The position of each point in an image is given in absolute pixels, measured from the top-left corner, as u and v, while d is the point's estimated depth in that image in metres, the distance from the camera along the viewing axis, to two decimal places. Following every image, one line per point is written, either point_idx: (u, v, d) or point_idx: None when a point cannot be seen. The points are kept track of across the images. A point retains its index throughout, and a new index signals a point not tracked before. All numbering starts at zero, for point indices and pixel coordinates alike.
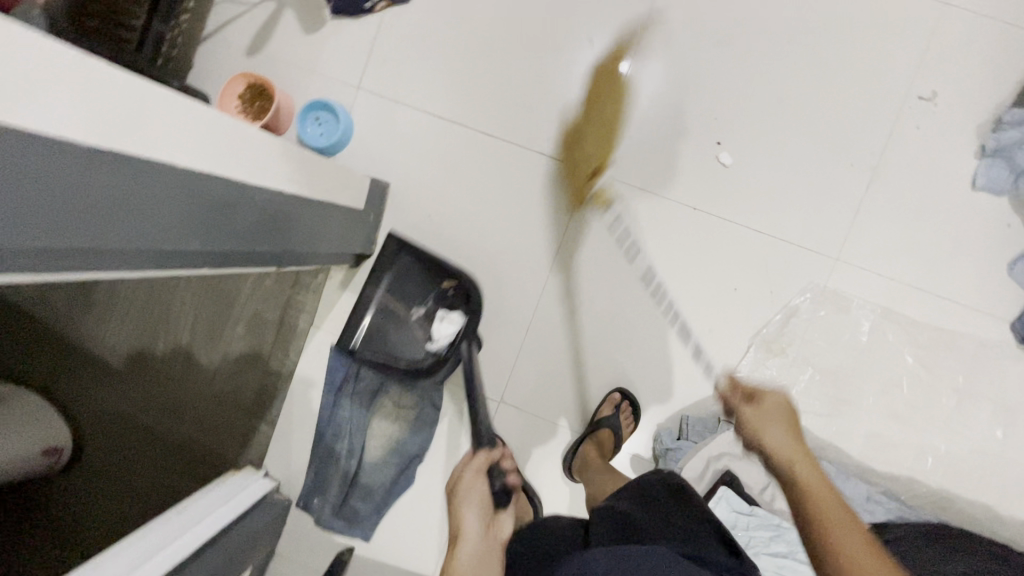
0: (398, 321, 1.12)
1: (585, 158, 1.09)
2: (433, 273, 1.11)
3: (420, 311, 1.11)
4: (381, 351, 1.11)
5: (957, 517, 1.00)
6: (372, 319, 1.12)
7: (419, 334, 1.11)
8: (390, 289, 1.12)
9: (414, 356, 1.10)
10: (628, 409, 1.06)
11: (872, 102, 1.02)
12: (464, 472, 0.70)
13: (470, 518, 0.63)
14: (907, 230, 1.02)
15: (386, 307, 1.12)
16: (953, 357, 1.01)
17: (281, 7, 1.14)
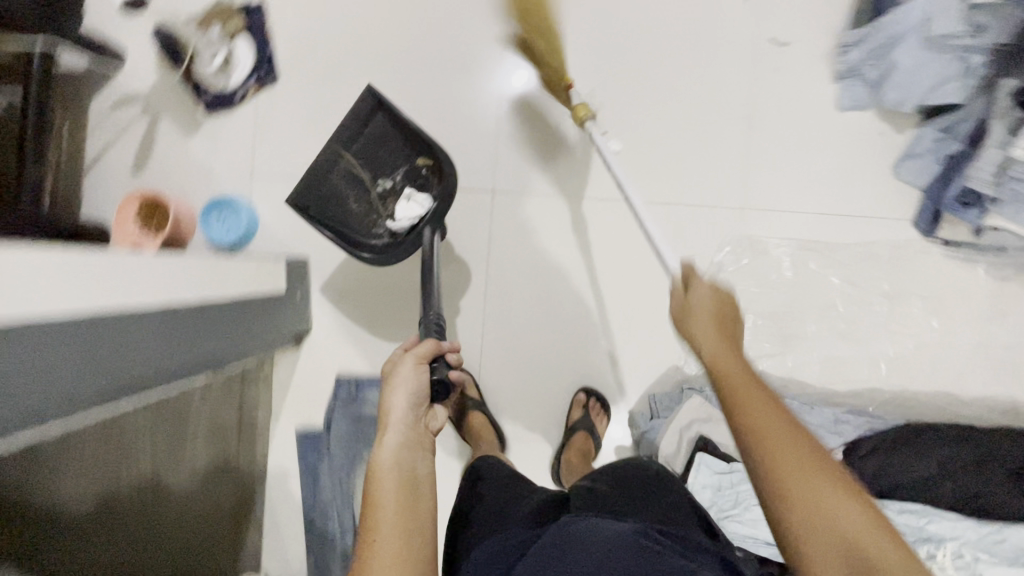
0: (361, 189, 1.02)
1: (487, 180, 1.11)
2: (409, 151, 1.03)
3: (386, 185, 1.03)
4: (334, 216, 1.00)
5: (925, 413, 1.05)
6: (331, 178, 1.02)
7: (381, 210, 1.03)
8: (360, 150, 1.02)
9: (369, 231, 1.02)
10: (597, 404, 1.08)
11: (730, 57, 1.08)
12: (405, 361, 0.69)
13: (399, 400, 0.66)
14: (796, 163, 1.07)
15: (349, 170, 1.02)
16: (873, 266, 1.06)
17: (155, 119, 1.14)
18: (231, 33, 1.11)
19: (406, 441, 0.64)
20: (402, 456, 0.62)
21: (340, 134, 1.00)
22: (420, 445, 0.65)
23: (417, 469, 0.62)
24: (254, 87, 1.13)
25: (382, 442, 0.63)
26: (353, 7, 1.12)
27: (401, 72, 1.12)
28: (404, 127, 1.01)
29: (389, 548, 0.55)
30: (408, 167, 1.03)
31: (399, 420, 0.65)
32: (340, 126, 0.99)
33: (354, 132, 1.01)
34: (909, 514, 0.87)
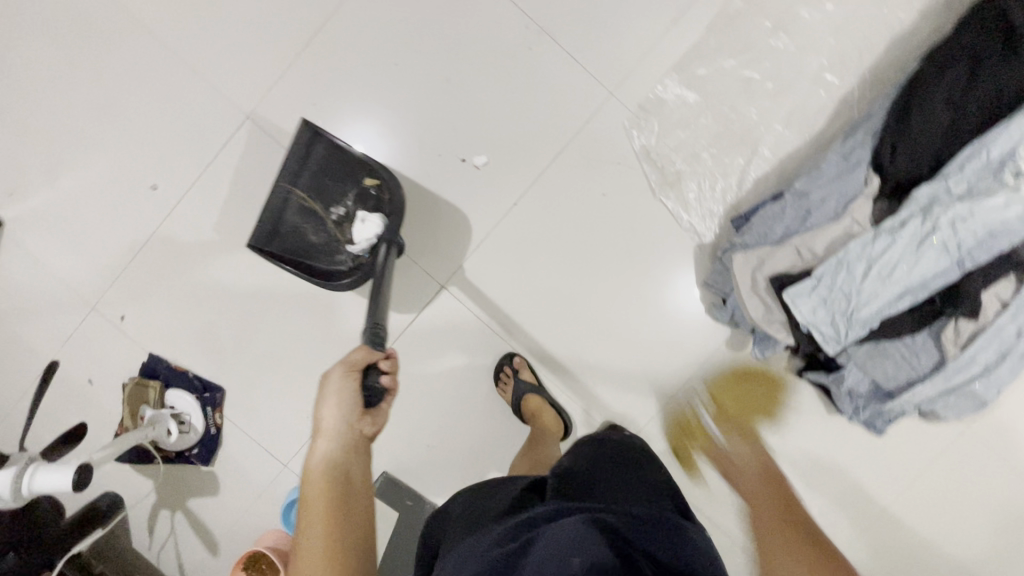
0: (316, 219, 1.03)
1: (429, 283, 1.11)
2: (353, 175, 1.03)
3: (341, 213, 1.04)
4: (298, 252, 1.03)
5: (892, 74, 1.03)
6: (288, 216, 1.03)
7: (341, 237, 1.04)
8: (307, 183, 1.02)
9: (334, 259, 1.05)
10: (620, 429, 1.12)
11: (481, 7, 1.04)
12: (336, 369, 0.75)
13: (328, 409, 0.72)
14: (610, 19, 1.04)
15: (302, 204, 1.03)
16: (743, 21, 1.03)
17: (184, 508, 1.15)
18: (159, 399, 1.11)
19: (338, 444, 0.71)
20: (332, 457, 0.70)
21: (286, 169, 1.00)
22: (349, 447, 0.71)
23: (347, 467, 0.70)
24: (216, 412, 1.12)
25: (315, 450, 0.71)
26: (210, 285, 1.10)
27: (292, 286, 1.11)
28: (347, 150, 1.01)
29: (317, 532, 0.64)
30: (358, 191, 1.04)
31: (331, 429, 0.71)
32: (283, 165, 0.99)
33: (299, 164, 1.01)
34: (974, 161, 0.85)
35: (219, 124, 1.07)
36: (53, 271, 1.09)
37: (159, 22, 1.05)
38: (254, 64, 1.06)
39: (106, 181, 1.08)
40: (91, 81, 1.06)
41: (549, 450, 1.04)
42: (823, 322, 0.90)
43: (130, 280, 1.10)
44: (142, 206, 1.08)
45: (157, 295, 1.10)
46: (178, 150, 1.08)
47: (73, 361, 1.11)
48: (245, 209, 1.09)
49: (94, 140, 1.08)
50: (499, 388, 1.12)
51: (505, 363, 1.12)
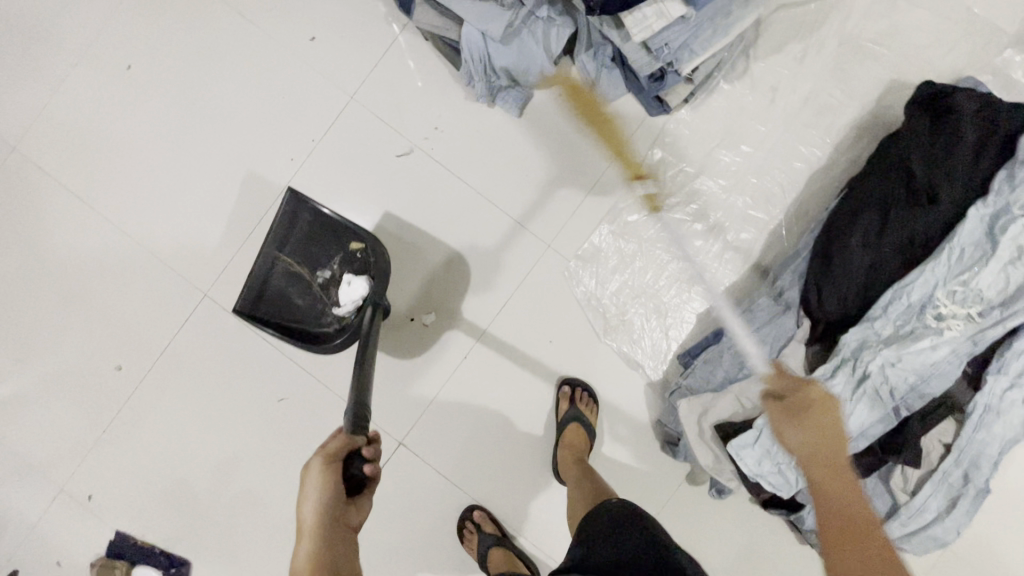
0: (303, 285, 1.06)
1: (389, 440, 1.13)
2: (338, 239, 1.05)
3: (328, 276, 1.06)
4: (284, 315, 1.05)
5: (815, 209, 1.07)
6: (274, 282, 1.05)
7: (327, 300, 1.06)
8: (294, 250, 1.05)
9: (324, 319, 1.06)
10: (584, 394, 1.09)
11: (419, 176, 1.11)
12: (313, 461, 0.69)
13: (309, 508, 0.67)
14: (541, 179, 1.10)
15: (288, 270, 1.05)
16: (667, 170, 1.09)
17: None
18: None
19: (320, 548, 0.65)
20: (317, 562, 0.64)
21: (273, 238, 1.04)
22: (335, 542, 0.67)
23: (335, 567, 0.65)
24: None
25: (296, 556, 0.65)
26: (174, 455, 1.12)
27: (254, 451, 1.12)
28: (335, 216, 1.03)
29: None
30: (343, 257, 1.05)
31: (314, 526, 0.66)
32: (270, 234, 1.03)
33: (286, 234, 1.05)
34: (896, 304, 0.86)
35: (178, 301, 1.12)
36: (23, 456, 1.12)
37: (120, 213, 1.13)
38: (209, 244, 1.12)
39: (73, 364, 1.13)
40: (57, 272, 1.13)
41: None
42: (770, 474, 0.89)
43: (97, 458, 1.12)
44: (107, 385, 1.12)
45: (123, 470, 1.12)
46: (140, 329, 1.12)
47: (41, 542, 1.12)
48: (205, 381, 1.12)
49: (62, 324, 1.13)
50: (465, 543, 1.09)
51: (467, 515, 1.11)
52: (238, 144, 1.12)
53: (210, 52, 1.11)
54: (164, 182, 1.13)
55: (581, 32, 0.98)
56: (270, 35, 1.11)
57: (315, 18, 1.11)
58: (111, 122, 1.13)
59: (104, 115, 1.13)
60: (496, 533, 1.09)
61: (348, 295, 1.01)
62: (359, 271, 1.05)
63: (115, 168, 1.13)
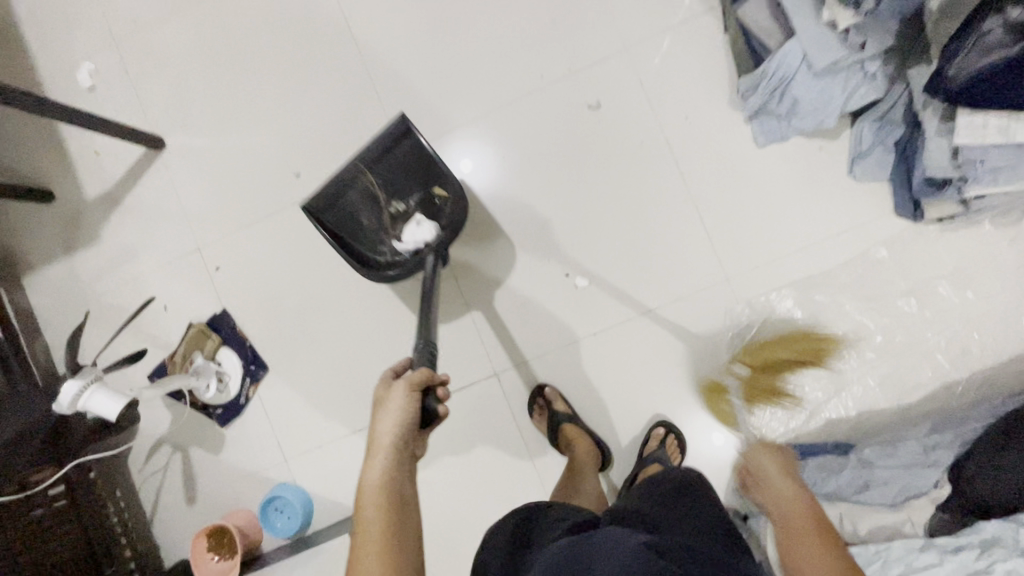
0: (374, 207, 1.04)
1: (486, 366, 1.15)
2: (428, 180, 1.05)
3: (400, 209, 1.05)
4: (345, 227, 1.04)
5: (1007, 385, 1.00)
6: (349, 193, 1.04)
7: (390, 230, 1.05)
8: (380, 172, 1.04)
9: (380, 248, 1.05)
10: (675, 441, 1.05)
11: (646, 152, 1.09)
12: (397, 386, 0.69)
13: (386, 425, 0.66)
14: (755, 215, 1.07)
15: (366, 189, 1.04)
16: (881, 272, 1.04)
17: (185, 451, 1.21)
18: (213, 352, 1.19)
19: (394, 465, 0.64)
20: (386, 478, 0.63)
21: (366, 154, 1.02)
22: (404, 465, 0.65)
23: (403, 490, 0.63)
24: (252, 385, 1.19)
25: (368, 468, 0.63)
26: (301, 274, 1.18)
27: (367, 309, 1.17)
28: (429, 154, 1.03)
29: (373, 551, 0.57)
30: (422, 196, 1.05)
31: (391, 445, 0.65)
32: (367, 150, 1.01)
33: (379, 154, 1.03)
34: None
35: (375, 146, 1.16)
36: (183, 204, 1.21)
37: (366, 41, 1.16)
38: (427, 109, 1.15)
39: (259, 150, 1.19)
40: (288, 65, 1.18)
41: (585, 480, 1.01)
42: None
43: (239, 241, 1.19)
44: (278, 183, 1.18)
45: (252, 262, 1.19)
46: (329, 152, 1.17)
47: (163, 282, 1.21)
48: None
49: (271, 114, 1.19)
50: (534, 418, 1.11)
51: (538, 394, 1.12)
52: (500, 38, 1.13)
53: None
54: (418, 36, 1.15)
55: (885, 100, 0.96)
56: None
57: None
58: None
59: None
60: (563, 412, 1.08)
61: (416, 235, 1.01)
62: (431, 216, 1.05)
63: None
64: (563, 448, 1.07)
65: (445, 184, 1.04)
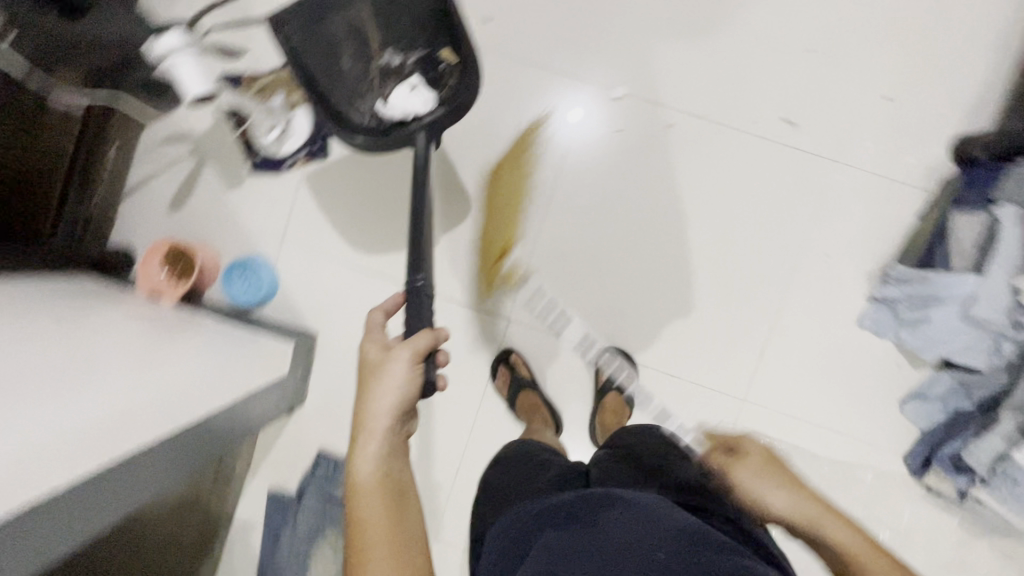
0: (364, 49, 0.89)
1: (506, 307, 1.13)
2: (435, 36, 0.89)
3: (394, 63, 0.91)
4: (320, 64, 0.87)
5: None
6: (334, 20, 0.86)
7: (376, 86, 0.90)
8: (377, 8, 0.87)
9: (357, 106, 0.90)
10: (623, 363, 1.11)
11: (774, 252, 1.08)
12: (394, 358, 0.62)
13: (380, 402, 0.60)
14: (807, 370, 1.09)
15: (357, 24, 0.87)
16: (855, 489, 1.08)
17: (201, 163, 1.13)
18: (292, 104, 1.08)
19: (386, 447, 0.59)
20: (381, 460, 0.58)
21: None
22: (398, 447, 0.60)
23: (400, 473, 0.58)
24: (302, 160, 1.11)
25: (359, 449, 0.58)
26: None
27: (445, 177, 1.11)
28: (437, 4, 0.87)
29: (379, 550, 0.53)
30: (425, 55, 0.91)
31: (386, 424, 0.59)
32: None
33: None
34: None
35: (571, 54, 1.08)
36: None
37: None
38: (640, 60, 1.08)
39: None
40: None
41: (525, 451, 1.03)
42: None
43: None
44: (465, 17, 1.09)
45: None
46: (530, 25, 1.08)
47: None
48: (504, 109, 1.10)
49: None
50: (499, 380, 1.12)
51: (515, 357, 1.12)
52: (750, 57, 1.06)
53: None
54: None
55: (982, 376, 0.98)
56: (876, 51, 1.05)
57: (907, 91, 1.05)
58: None
59: None
60: (526, 380, 1.10)
61: (406, 103, 0.88)
62: (428, 83, 0.91)
63: None
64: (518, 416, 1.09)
65: (452, 48, 0.89)
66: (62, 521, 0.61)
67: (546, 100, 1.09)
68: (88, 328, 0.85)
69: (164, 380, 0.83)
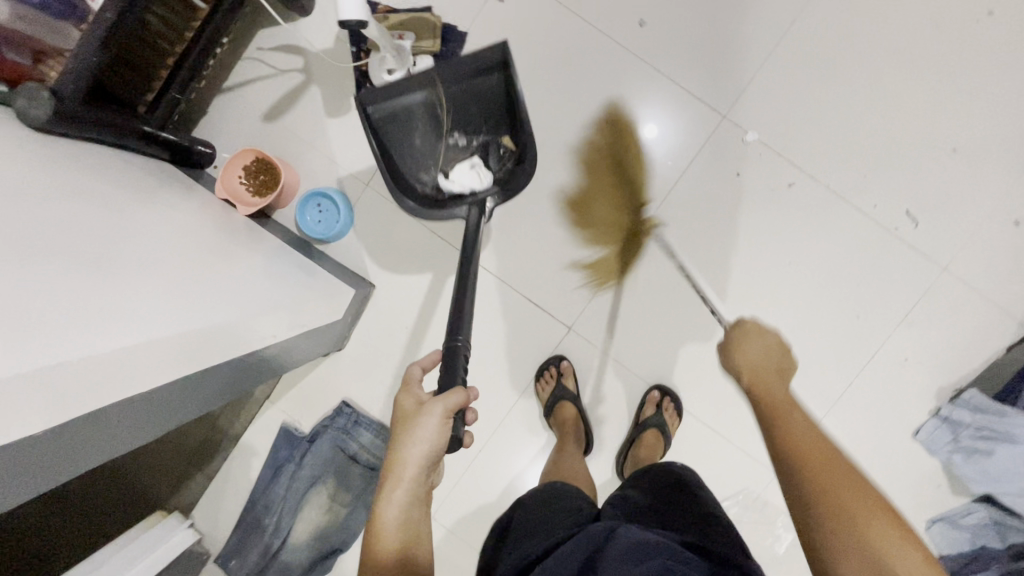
0: (433, 129, 0.87)
1: (570, 315, 1.10)
2: (501, 125, 0.87)
3: (460, 143, 0.88)
4: (394, 141, 0.85)
5: None
6: (411, 101, 0.85)
7: (440, 162, 0.88)
8: (451, 94, 0.85)
9: (419, 179, 0.87)
10: (672, 405, 1.07)
11: (851, 340, 1.05)
12: (429, 412, 0.64)
13: (412, 456, 0.62)
14: (848, 465, 1.07)
15: (431, 106, 0.86)
16: None
17: (308, 82, 1.08)
18: (421, 51, 1.04)
19: (409, 502, 0.62)
20: (403, 514, 0.61)
21: (444, 65, 0.83)
22: (419, 502, 0.62)
23: (419, 527, 0.62)
24: None
25: (385, 499, 0.61)
26: (548, 86, 1.06)
27: (549, 169, 1.07)
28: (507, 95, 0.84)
29: None
30: (488, 140, 0.88)
31: (410, 477, 0.62)
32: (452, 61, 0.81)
33: (461, 71, 0.83)
34: None
35: (714, 85, 1.04)
36: None
37: (816, 9, 1.01)
38: (782, 110, 1.03)
39: None
40: None
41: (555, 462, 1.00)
42: None
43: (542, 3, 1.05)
44: (620, 17, 1.04)
45: (528, 31, 1.05)
46: (681, 43, 1.04)
47: None
48: (628, 119, 1.06)
49: None
50: (538, 384, 1.09)
51: (560, 365, 1.09)
52: (893, 140, 1.02)
53: (1001, 107, 1.00)
54: (850, 58, 1.01)
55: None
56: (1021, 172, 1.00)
57: None
58: None
59: None
60: (569, 391, 1.07)
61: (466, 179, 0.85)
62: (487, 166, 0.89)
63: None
64: (553, 424, 1.06)
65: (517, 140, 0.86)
66: (91, 439, 0.57)
67: (644, 109, 1.05)
68: (151, 222, 0.80)
69: (219, 304, 0.79)
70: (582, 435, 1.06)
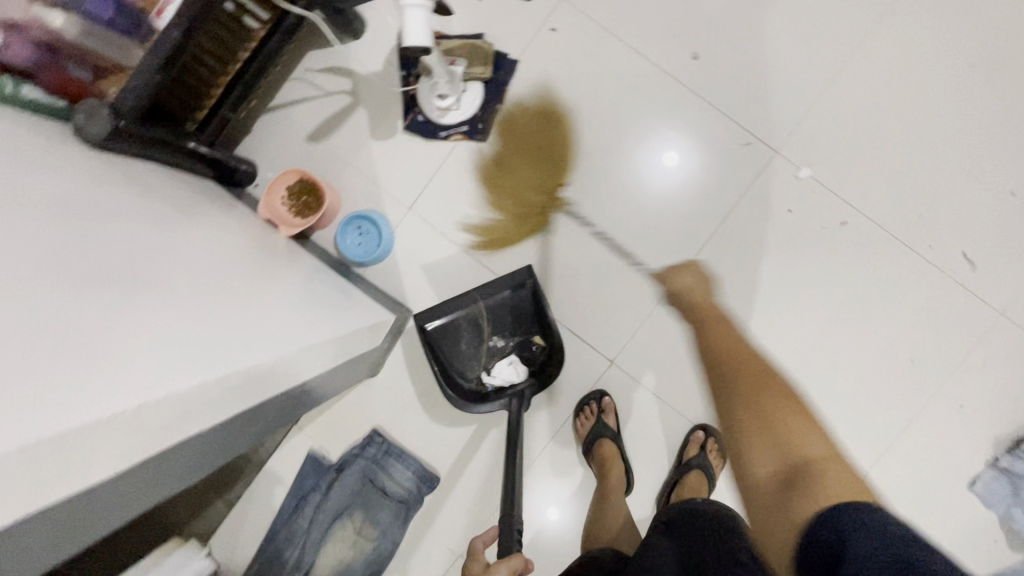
0: (476, 337, 0.99)
1: (612, 349, 1.07)
2: (532, 325, 1.00)
3: (498, 345, 1.00)
4: (445, 352, 0.98)
5: None
6: (458, 317, 0.97)
7: (484, 362, 1.00)
8: (490, 306, 0.98)
9: (467, 378, 1.00)
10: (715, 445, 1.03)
11: (905, 384, 1.02)
12: (498, 570, 0.74)
13: None
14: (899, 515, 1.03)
15: (475, 319, 0.98)
16: None
17: (355, 104, 1.08)
18: (471, 77, 1.04)
19: None
20: None
21: (484, 287, 0.95)
22: None
23: None
24: (461, 134, 1.06)
25: None
26: (598, 116, 1.05)
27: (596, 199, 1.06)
28: (539, 306, 0.97)
29: None
30: (520, 340, 1.00)
31: None
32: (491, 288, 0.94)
33: (496, 290, 0.96)
34: None
35: (767, 121, 1.03)
36: None
37: (871, 51, 1.01)
38: (836, 149, 1.02)
39: (698, 2, 1.03)
40: None
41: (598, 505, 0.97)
42: None
43: (595, 35, 1.04)
44: (672, 50, 1.03)
45: (580, 62, 1.05)
46: (733, 78, 1.03)
47: None
48: (678, 151, 1.04)
49: None
50: (578, 420, 1.06)
51: (602, 399, 1.05)
52: (948, 183, 1.00)
53: None
54: (905, 100, 1.01)
55: None
56: None
57: None
58: (981, 40, 0.99)
59: (989, 31, 0.99)
60: (610, 429, 1.03)
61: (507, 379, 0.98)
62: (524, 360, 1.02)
63: (924, 38, 1.00)
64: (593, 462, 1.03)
65: (547, 340, 0.99)
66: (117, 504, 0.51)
67: (693, 141, 1.04)
68: (198, 244, 0.78)
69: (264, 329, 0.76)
70: (623, 475, 1.03)
